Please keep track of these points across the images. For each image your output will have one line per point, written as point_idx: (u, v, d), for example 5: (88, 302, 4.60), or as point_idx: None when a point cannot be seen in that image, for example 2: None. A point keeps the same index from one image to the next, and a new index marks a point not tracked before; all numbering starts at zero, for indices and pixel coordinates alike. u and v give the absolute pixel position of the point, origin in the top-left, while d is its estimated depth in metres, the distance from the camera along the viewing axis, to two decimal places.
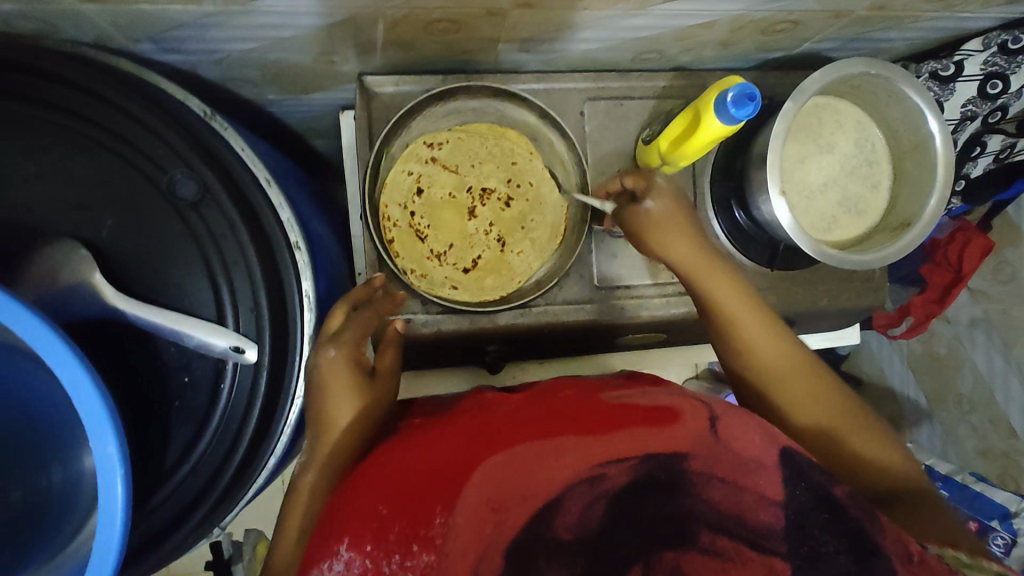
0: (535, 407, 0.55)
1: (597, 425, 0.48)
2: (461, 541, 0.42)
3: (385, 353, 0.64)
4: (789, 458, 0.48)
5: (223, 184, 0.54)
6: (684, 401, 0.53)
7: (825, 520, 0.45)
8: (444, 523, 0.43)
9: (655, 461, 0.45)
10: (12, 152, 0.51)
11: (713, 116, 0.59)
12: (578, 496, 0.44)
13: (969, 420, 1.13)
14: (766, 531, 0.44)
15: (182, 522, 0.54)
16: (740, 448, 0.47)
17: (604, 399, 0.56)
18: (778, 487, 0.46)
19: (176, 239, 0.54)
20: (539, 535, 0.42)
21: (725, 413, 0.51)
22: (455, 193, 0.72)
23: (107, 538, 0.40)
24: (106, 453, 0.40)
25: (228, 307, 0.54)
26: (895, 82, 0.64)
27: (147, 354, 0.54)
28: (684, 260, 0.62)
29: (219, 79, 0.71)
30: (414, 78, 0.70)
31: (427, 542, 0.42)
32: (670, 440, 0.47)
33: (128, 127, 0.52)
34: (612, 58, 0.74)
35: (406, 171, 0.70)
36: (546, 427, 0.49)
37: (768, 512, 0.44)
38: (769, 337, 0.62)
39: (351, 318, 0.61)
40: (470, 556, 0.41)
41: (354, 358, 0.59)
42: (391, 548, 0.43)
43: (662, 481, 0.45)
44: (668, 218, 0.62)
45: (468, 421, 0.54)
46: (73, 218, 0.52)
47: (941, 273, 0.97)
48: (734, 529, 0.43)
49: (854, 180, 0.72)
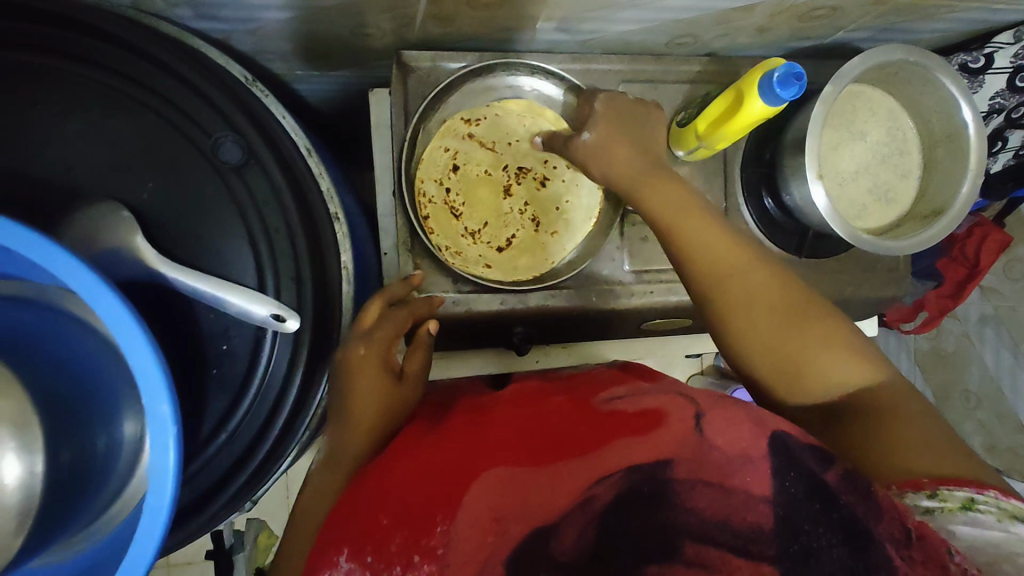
0: (525, 410, 0.54)
1: (596, 440, 0.46)
2: (461, 551, 0.41)
3: (414, 355, 0.62)
4: (780, 448, 0.45)
5: (268, 148, 0.53)
6: (672, 402, 0.52)
7: (818, 511, 0.42)
8: (445, 533, 0.42)
9: (638, 473, 0.43)
10: (52, 109, 0.50)
11: (757, 96, 0.59)
12: (577, 516, 0.41)
13: (975, 417, 1.12)
14: (755, 532, 0.40)
15: (217, 492, 0.53)
16: (727, 444, 0.45)
17: (602, 400, 0.54)
18: (765, 481, 0.43)
19: (219, 203, 0.53)
20: (540, 551, 0.40)
21: (711, 408, 0.50)
22: (490, 171, 0.72)
23: (159, 497, 0.40)
24: (159, 411, 0.39)
25: (269, 274, 0.53)
26: (932, 70, 0.65)
27: (184, 321, 0.53)
28: (624, 173, 0.62)
29: (253, 52, 0.70)
30: (450, 54, 0.69)
31: (429, 552, 0.41)
32: (657, 445, 0.45)
33: (174, 88, 0.51)
34: (648, 40, 0.74)
35: (442, 147, 0.71)
36: (542, 442, 0.48)
37: (757, 511, 0.41)
38: (710, 247, 0.56)
39: (385, 315, 0.60)
40: (471, 567, 0.40)
41: (383, 359, 0.57)
42: (392, 559, 0.42)
43: (649, 495, 0.42)
44: (607, 142, 0.63)
45: (466, 425, 0.53)
46: (114, 178, 0.51)
47: (957, 268, 0.98)
48: (721, 537, 0.40)
49: (885, 168, 0.72)
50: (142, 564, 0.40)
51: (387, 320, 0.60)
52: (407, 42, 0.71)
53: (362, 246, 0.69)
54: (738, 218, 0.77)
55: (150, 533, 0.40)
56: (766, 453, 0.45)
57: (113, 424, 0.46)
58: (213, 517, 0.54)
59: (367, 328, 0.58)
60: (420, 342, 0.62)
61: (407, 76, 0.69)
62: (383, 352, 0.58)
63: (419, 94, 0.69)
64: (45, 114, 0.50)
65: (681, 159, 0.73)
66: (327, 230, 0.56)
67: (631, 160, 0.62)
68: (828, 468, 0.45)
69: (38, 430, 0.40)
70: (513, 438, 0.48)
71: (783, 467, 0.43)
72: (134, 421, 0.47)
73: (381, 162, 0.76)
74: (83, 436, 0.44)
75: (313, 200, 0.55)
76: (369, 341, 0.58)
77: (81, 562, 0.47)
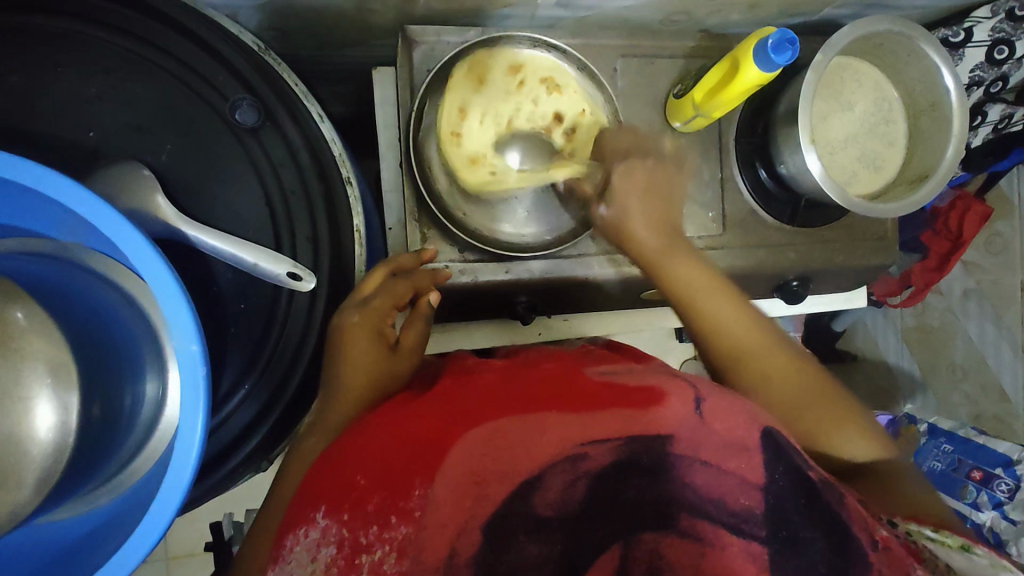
0: (515, 374, 0.54)
1: (580, 402, 0.47)
2: (441, 514, 0.40)
3: (411, 328, 0.60)
4: (771, 441, 0.48)
5: (283, 112, 0.54)
6: (669, 381, 0.52)
7: (803, 506, 0.45)
8: (423, 496, 0.41)
9: (638, 443, 0.44)
10: (73, 73, 0.52)
11: (751, 64, 0.62)
12: (559, 474, 0.42)
13: (961, 388, 1.13)
14: (746, 515, 0.43)
15: (234, 450, 0.55)
16: (725, 430, 0.47)
17: (588, 373, 0.54)
18: (759, 471, 0.45)
19: (236, 166, 0.55)
20: (522, 509, 0.41)
21: (710, 394, 0.50)
22: (547, 81, 0.72)
23: (188, 444, 0.40)
24: (189, 350, 0.40)
25: (286, 236, 0.55)
26: (915, 40, 0.68)
27: (204, 280, 0.55)
28: (647, 244, 0.65)
29: (260, 28, 0.71)
30: (452, 28, 0.71)
31: (406, 514, 0.40)
32: (656, 420, 0.46)
33: (192, 54, 0.53)
34: (644, 16, 0.76)
35: (507, 64, 0.71)
36: (528, 402, 0.47)
37: (748, 496, 0.44)
38: (735, 321, 0.63)
39: (384, 283, 0.59)
40: (449, 531, 0.40)
41: (377, 328, 0.56)
42: (369, 519, 0.41)
43: (646, 464, 0.44)
44: (624, 216, 0.66)
45: (447, 389, 0.52)
46: (133, 141, 0.53)
47: (941, 242, 1.02)
48: (717, 514, 0.43)
49: (873, 137, 0.76)
50: (171, 507, 0.40)
51: (386, 291, 0.59)
52: (411, 18, 0.73)
53: (369, 217, 0.71)
54: (732, 187, 0.80)
55: (178, 479, 0.40)
56: (759, 443, 0.47)
57: (137, 381, 0.47)
58: (228, 475, 0.55)
59: (363, 297, 0.57)
60: (419, 316, 0.61)
61: (411, 50, 0.71)
62: (379, 320, 0.57)
63: (424, 68, 0.71)
64: (67, 79, 0.52)
65: (676, 131, 0.77)
66: (341, 194, 0.57)
67: (646, 237, 0.65)
68: (812, 468, 0.48)
69: (73, 372, 0.40)
70: (496, 402, 0.48)
71: (774, 461, 0.46)
72: (155, 382, 0.48)
73: (386, 137, 0.77)
74: (112, 390, 0.44)
75: (328, 162, 0.56)
76: (364, 310, 0.56)
77: (99, 516, 0.47)
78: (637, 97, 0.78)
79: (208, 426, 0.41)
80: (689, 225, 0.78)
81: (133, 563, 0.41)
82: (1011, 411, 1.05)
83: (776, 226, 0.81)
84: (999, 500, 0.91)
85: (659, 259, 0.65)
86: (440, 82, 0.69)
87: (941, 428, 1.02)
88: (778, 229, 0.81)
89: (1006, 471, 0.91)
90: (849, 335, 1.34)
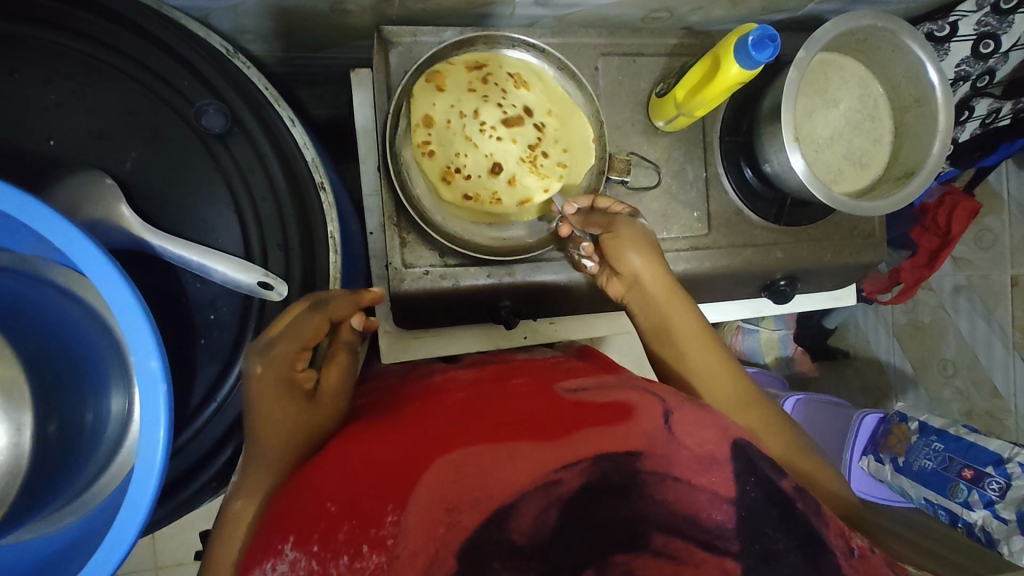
0: (492, 397, 0.54)
1: (557, 426, 0.46)
2: (413, 541, 0.37)
3: (330, 369, 0.55)
4: (742, 453, 0.48)
5: (252, 117, 0.53)
6: (639, 396, 0.53)
7: (775, 517, 0.44)
8: (396, 523, 0.38)
9: (610, 463, 0.43)
10: (32, 79, 0.50)
11: (733, 61, 0.62)
12: (533, 498, 0.40)
13: (953, 385, 1.11)
14: (718, 530, 0.42)
15: (206, 464, 0.55)
16: (695, 444, 0.47)
17: (558, 395, 0.53)
18: (730, 484, 0.44)
19: (203, 174, 0.54)
20: (494, 536, 0.38)
21: (680, 408, 0.51)
22: (513, 76, 0.69)
23: (147, 465, 0.39)
24: (149, 367, 0.39)
25: (256, 244, 0.54)
26: (899, 35, 0.68)
27: (173, 291, 0.54)
28: (653, 281, 0.65)
29: (232, 31, 0.69)
30: (430, 29, 0.70)
31: (378, 542, 0.37)
32: (630, 438, 0.45)
33: (154, 58, 0.51)
34: (626, 14, 0.75)
35: (471, 65, 0.69)
36: (498, 427, 0.46)
37: (721, 511, 0.43)
38: (722, 369, 0.65)
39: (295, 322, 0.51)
40: (422, 560, 0.36)
41: (288, 377, 0.50)
42: (338, 549, 0.38)
43: (617, 483, 0.42)
44: (637, 235, 0.66)
45: (414, 419, 0.51)
46: (95, 150, 0.52)
47: (930, 238, 1.01)
48: (690, 532, 0.41)
49: (858, 134, 0.75)
50: (132, 529, 0.39)
51: (292, 328, 0.51)
52: (387, 17, 0.71)
53: (348, 223, 0.70)
54: (717, 188, 0.79)
55: (138, 502, 0.39)
56: (729, 455, 0.47)
57: (100, 398, 0.45)
58: (200, 490, 0.55)
59: (268, 340, 0.51)
60: (340, 346, 0.57)
61: (388, 51, 0.69)
62: (288, 366, 0.51)
63: (401, 70, 0.70)
64: (27, 85, 0.50)
65: (659, 130, 0.77)
66: (313, 200, 0.56)
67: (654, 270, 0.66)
68: (785, 477, 0.48)
69: (27, 391, 0.41)
70: (471, 430, 0.46)
71: (745, 472, 0.46)
72: (122, 397, 0.46)
73: (365, 142, 0.76)
74: (71, 405, 0.43)
75: (298, 167, 0.55)
76: (269, 356, 0.50)
77: (66, 535, 0.45)
78: (619, 97, 0.76)
79: (171, 444, 0.40)
80: (674, 225, 0.77)
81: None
82: (1003, 406, 1.02)
83: (763, 226, 0.80)
84: (990, 500, 0.88)
85: (670, 311, 0.66)
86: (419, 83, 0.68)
87: (932, 426, 0.99)
88: (765, 229, 0.80)
89: (997, 469, 0.88)
90: (841, 331, 1.34)
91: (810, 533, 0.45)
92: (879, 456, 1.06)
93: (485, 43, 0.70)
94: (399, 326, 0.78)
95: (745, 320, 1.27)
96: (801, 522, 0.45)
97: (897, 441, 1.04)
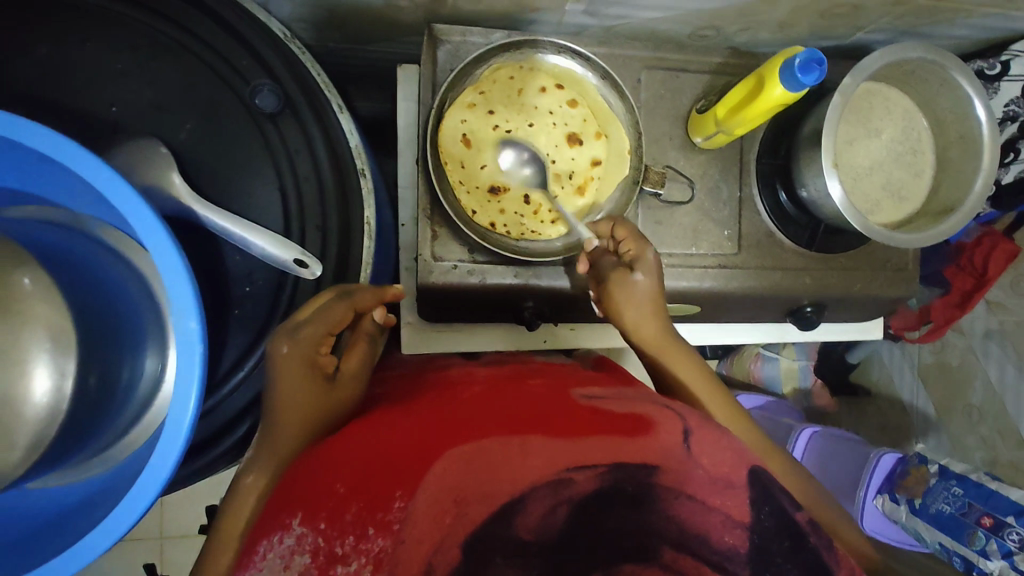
0: (511, 393, 0.54)
1: (572, 429, 0.45)
2: (420, 527, 0.38)
3: (350, 356, 0.58)
4: (756, 479, 0.47)
5: (304, 98, 0.55)
6: (654, 409, 0.51)
7: (786, 550, 0.44)
8: (403, 509, 0.39)
9: (622, 472, 0.42)
10: (104, 48, 0.53)
11: (777, 83, 0.62)
12: (541, 499, 0.40)
13: (978, 432, 1.08)
14: (729, 553, 0.41)
15: (229, 431, 0.56)
16: (711, 464, 0.46)
17: (575, 399, 0.53)
18: (744, 509, 0.44)
19: (251, 151, 0.56)
20: (500, 531, 0.38)
21: (698, 427, 0.49)
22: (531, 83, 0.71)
23: (179, 420, 0.40)
24: (189, 328, 0.41)
25: (296, 222, 0.56)
26: (947, 69, 0.67)
27: (214, 261, 0.56)
28: (647, 336, 0.65)
29: (290, 18, 0.72)
30: (480, 30, 0.72)
31: (385, 526, 0.38)
32: (645, 449, 0.44)
33: (218, 37, 0.54)
34: (672, 30, 0.76)
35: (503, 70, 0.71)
36: (515, 425, 0.46)
37: (733, 535, 0.42)
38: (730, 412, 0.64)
39: (317, 309, 0.53)
40: (426, 547, 0.37)
41: (311, 359, 0.52)
42: (346, 529, 0.39)
43: (629, 493, 0.42)
44: (642, 295, 0.63)
45: (430, 408, 0.51)
46: (153, 120, 0.54)
47: (964, 277, 1.00)
48: (702, 551, 0.41)
49: (898, 167, 0.74)
50: (159, 481, 0.41)
51: (320, 314, 0.53)
52: (439, 16, 0.73)
53: (382, 212, 0.71)
54: (751, 210, 0.79)
55: (167, 454, 0.40)
56: (745, 480, 0.46)
57: (137, 357, 0.47)
58: (220, 456, 0.56)
59: (294, 323, 0.52)
60: (360, 337, 0.59)
61: (436, 49, 0.71)
62: (311, 350, 0.52)
63: (448, 67, 0.72)
64: (96, 56, 0.53)
65: (697, 147, 0.77)
66: (354, 188, 0.57)
67: (647, 326, 0.64)
68: (799, 509, 0.47)
69: (74, 340, 0.41)
70: (488, 423, 0.46)
71: (760, 499, 0.45)
72: (155, 357, 0.48)
73: (405, 135, 0.78)
74: (113, 360, 0.44)
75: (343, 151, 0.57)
76: (295, 338, 0.52)
77: (93, 485, 0.47)
78: (659, 110, 0.77)
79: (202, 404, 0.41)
80: (704, 242, 0.77)
81: (126, 526, 0.41)
82: None
83: (793, 250, 0.79)
84: (1009, 550, 0.85)
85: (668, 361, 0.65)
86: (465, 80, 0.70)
87: (952, 471, 0.97)
88: (796, 254, 0.79)
89: (1018, 520, 0.86)
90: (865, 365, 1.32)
91: (817, 565, 0.44)
92: (893, 496, 1.03)
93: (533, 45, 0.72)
94: (421, 319, 0.79)
95: (763, 346, 1.27)
96: (812, 555, 0.44)
97: (915, 482, 1.01)
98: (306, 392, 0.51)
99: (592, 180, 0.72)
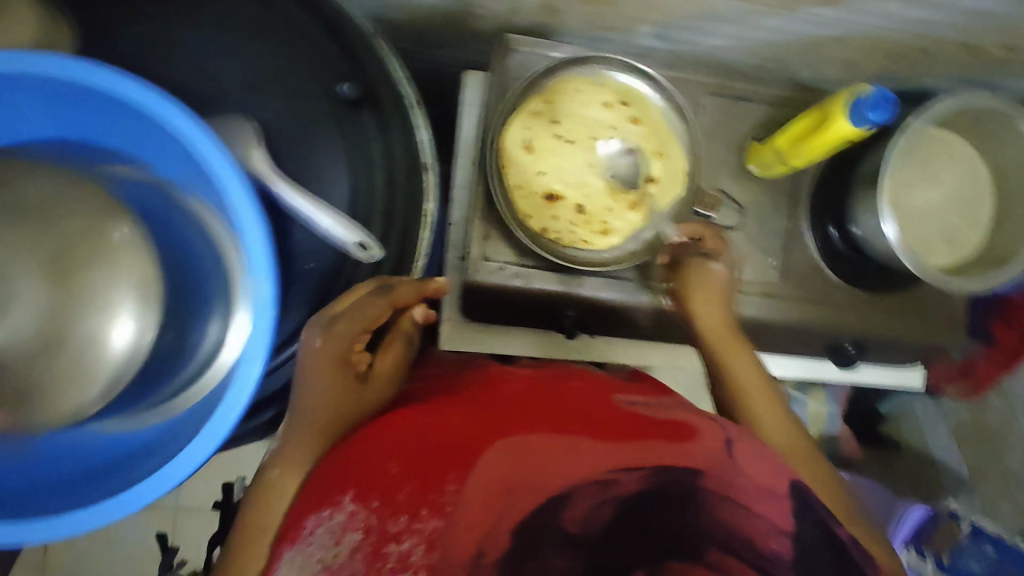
0: (552, 392, 0.55)
1: (617, 432, 0.46)
2: (470, 512, 0.39)
3: (385, 354, 0.60)
4: (798, 492, 0.47)
5: (385, 91, 0.58)
6: (697, 417, 0.51)
7: (830, 561, 0.43)
8: (455, 492, 0.40)
9: (668, 474, 0.43)
10: (208, 28, 0.57)
11: (843, 118, 0.62)
12: (588, 495, 0.40)
13: (1014, 495, 1.04)
14: (774, 558, 0.41)
15: (278, 399, 0.58)
16: (755, 475, 0.45)
17: (616, 403, 0.54)
18: (788, 518, 0.44)
19: (329, 135, 0.58)
20: (547, 522, 0.39)
21: (740, 437, 0.49)
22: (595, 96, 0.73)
23: (245, 378, 0.43)
24: (264, 292, 0.43)
25: (365, 205, 0.58)
26: (1014, 119, 0.67)
27: (282, 236, 0.59)
28: (710, 326, 0.69)
29: (372, 18, 0.75)
30: (551, 44, 0.74)
31: (437, 507, 0.40)
32: (690, 454, 0.45)
33: (313, 27, 0.57)
34: (737, 59, 0.78)
35: (570, 83, 0.73)
36: (561, 423, 0.46)
37: (778, 542, 0.42)
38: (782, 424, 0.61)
39: (354, 303, 0.55)
40: (475, 532, 0.38)
41: (343, 355, 0.54)
42: (398, 508, 0.40)
43: (674, 495, 0.42)
44: (712, 285, 0.71)
45: (476, 400, 0.53)
46: (245, 98, 0.57)
47: (1011, 333, 0.98)
48: (747, 554, 0.41)
49: (957, 213, 0.74)
50: (220, 434, 0.43)
51: (356, 309, 0.54)
52: (513, 26, 0.76)
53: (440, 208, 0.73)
54: (801, 243, 0.79)
55: (232, 408, 0.43)
56: (789, 491, 0.46)
57: (203, 320, 0.49)
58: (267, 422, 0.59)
59: (329, 317, 0.54)
60: (398, 334, 0.62)
61: (507, 56, 0.73)
62: (343, 346, 0.54)
63: (516, 76, 0.74)
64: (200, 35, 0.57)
65: (752, 175, 0.78)
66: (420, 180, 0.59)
67: (710, 318, 0.69)
68: (841, 526, 0.47)
69: (154, 295, 0.43)
70: (534, 418, 0.47)
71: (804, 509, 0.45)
72: (220, 322, 0.49)
73: (467, 138, 0.80)
74: (184, 318, 0.47)
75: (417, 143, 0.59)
76: (329, 333, 0.54)
77: (151, 433, 0.50)
78: (718, 135, 0.78)
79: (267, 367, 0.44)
80: (751, 268, 0.77)
81: (185, 474, 0.44)
82: None
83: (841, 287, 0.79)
84: None
85: (725, 353, 0.66)
86: (533, 89, 0.72)
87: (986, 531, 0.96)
88: (843, 291, 0.79)
89: None
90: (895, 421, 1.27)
91: None
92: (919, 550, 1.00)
93: (601, 61, 0.73)
94: (461, 317, 0.79)
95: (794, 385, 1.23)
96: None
97: (943, 538, 0.99)
98: (338, 384, 0.52)
99: (647, 196, 0.73)
